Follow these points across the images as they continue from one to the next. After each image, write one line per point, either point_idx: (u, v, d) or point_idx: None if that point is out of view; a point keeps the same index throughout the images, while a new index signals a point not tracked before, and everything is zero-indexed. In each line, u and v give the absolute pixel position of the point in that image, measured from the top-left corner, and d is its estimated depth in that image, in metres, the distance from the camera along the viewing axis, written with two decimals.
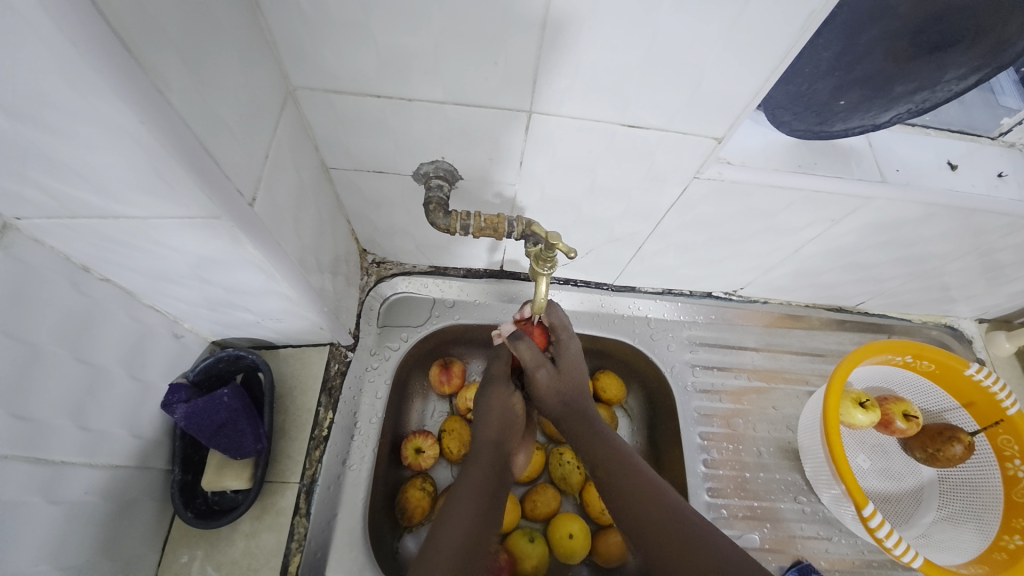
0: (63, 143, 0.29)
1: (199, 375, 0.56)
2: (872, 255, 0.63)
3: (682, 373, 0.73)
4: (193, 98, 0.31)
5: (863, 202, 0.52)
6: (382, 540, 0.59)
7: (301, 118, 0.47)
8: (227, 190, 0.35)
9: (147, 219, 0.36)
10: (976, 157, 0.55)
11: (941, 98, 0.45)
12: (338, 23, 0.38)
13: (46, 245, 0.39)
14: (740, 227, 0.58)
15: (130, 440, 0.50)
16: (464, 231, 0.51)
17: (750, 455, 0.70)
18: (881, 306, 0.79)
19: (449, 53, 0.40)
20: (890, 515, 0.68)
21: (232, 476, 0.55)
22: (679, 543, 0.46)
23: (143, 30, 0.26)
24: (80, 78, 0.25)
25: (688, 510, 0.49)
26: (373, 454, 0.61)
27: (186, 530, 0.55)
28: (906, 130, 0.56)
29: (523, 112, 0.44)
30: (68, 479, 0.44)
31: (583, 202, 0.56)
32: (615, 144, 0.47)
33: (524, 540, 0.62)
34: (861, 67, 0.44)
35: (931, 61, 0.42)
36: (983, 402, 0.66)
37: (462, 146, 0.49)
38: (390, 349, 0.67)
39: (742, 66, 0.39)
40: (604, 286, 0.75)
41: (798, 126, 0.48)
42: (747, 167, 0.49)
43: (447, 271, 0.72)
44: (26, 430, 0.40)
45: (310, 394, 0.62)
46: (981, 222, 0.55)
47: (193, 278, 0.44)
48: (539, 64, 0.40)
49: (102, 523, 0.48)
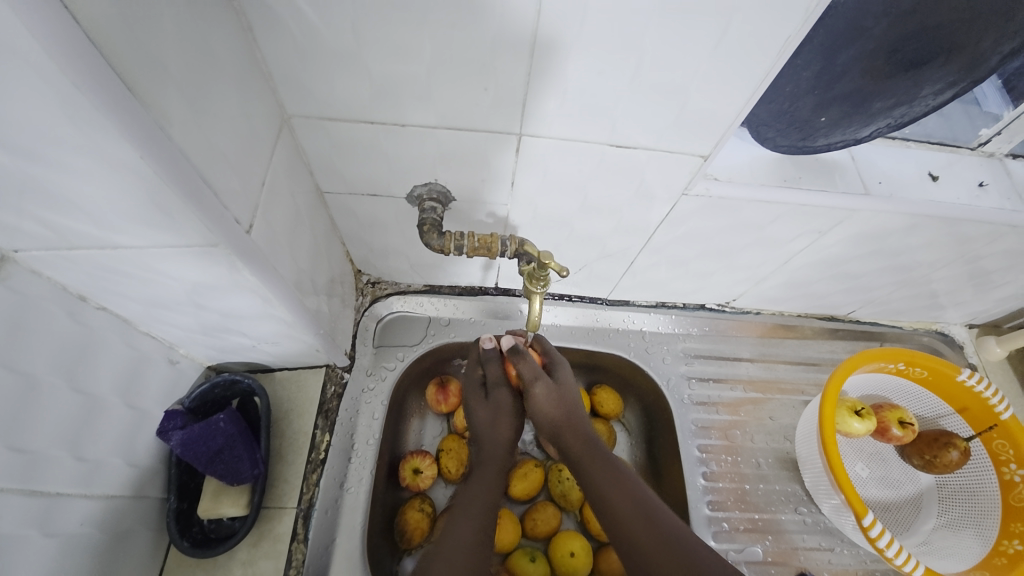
0: (63, 178, 0.29)
1: (195, 402, 0.56)
2: (860, 264, 0.64)
3: (678, 386, 0.73)
4: (193, 132, 0.32)
5: (848, 214, 0.53)
6: (381, 564, 0.59)
7: (296, 145, 0.47)
8: (225, 219, 0.35)
9: (145, 249, 0.36)
10: (955, 168, 0.57)
11: (918, 112, 0.46)
12: (331, 52, 0.39)
13: (43, 276, 0.39)
14: (730, 241, 0.59)
15: (125, 469, 0.50)
16: (459, 251, 0.52)
17: (749, 466, 0.70)
18: (872, 314, 0.80)
19: (441, 81, 0.41)
20: (891, 523, 0.68)
21: (229, 502, 0.54)
22: (670, 558, 0.47)
23: (145, 68, 0.27)
24: (80, 114, 0.26)
25: (689, 534, 0.49)
26: (371, 476, 0.60)
27: (182, 559, 0.55)
28: (887, 143, 0.57)
29: (513, 135, 0.45)
30: (63, 512, 0.43)
31: (575, 219, 0.56)
32: (605, 164, 0.48)
33: (525, 560, 0.62)
34: (839, 86, 0.45)
35: (907, 78, 0.43)
36: (977, 408, 0.67)
37: (454, 167, 0.50)
38: (386, 369, 0.67)
39: (726, 88, 0.40)
40: (598, 301, 0.76)
41: (781, 142, 0.51)
42: (734, 183, 0.51)
43: (441, 290, 0.73)
44: (22, 463, 0.39)
45: (307, 417, 0.62)
46: (965, 230, 0.56)
47: (190, 304, 0.45)
48: (528, 89, 0.41)
49: (97, 556, 0.47)
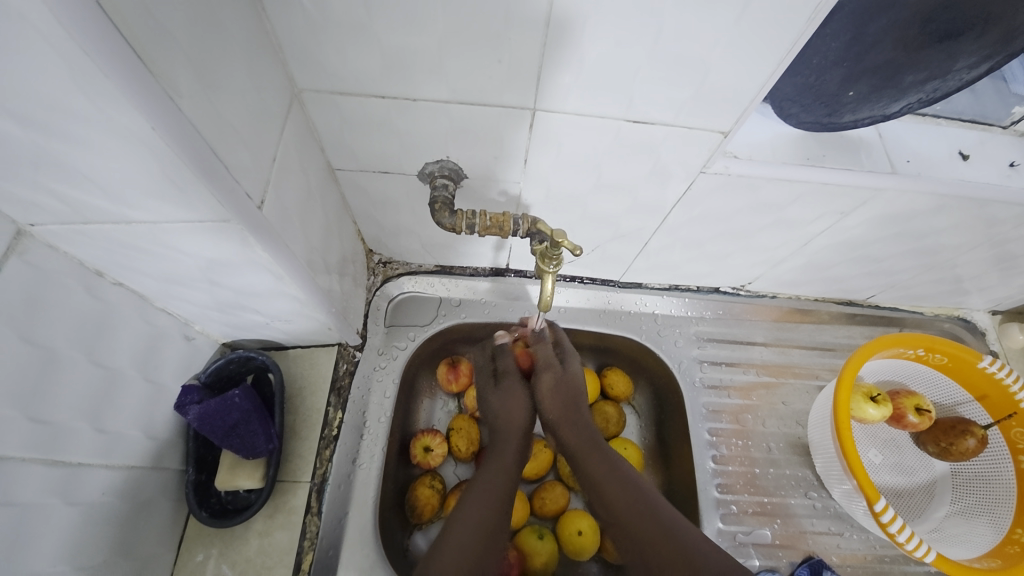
0: (76, 150, 0.29)
1: (210, 377, 0.57)
2: (883, 247, 0.62)
3: (690, 369, 0.73)
4: (203, 103, 0.31)
5: (873, 194, 0.51)
6: (393, 538, 0.60)
7: (306, 120, 0.47)
8: (237, 194, 0.35)
9: (159, 224, 0.36)
10: (987, 146, 0.54)
11: (952, 87, 0.44)
12: (341, 24, 0.38)
13: (59, 250, 0.39)
14: (747, 221, 0.58)
15: (144, 441, 0.51)
16: (470, 230, 0.51)
17: (760, 450, 0.69)
18: (891, 300, 0.78)
19: (452, 53, 0.40)
20: (902, 509, 0.68)
21: (245, 475, 0.55)
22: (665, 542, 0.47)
23: (152, 36, 0.27)
24: (91, 83, 0.25)
25: (690, 528, 0.49)
26: (383, 453, 0.61)
27: (201, 529, 0.56)
28: (916, 120, 0.55)
29: (527, 111, 0.44)
30: (83, 482, 0.45)
31: (588, 198, 0.55)
32: (619, 142, 0.47)
33: (534, 537, 0.62)
34: (870, 58, 0.43)
35: (941, 50, 0.41)
36: (997, 395, 0.65)
37: (467, 144, 0.49)
38: (398, 348, 0.67)
39: (747, 61, 0.39)
40: (610, 283, 0.75)
41: (806, 118, 0.49)
42: (754, 161, 0.49)
43: (453, 271, 0.73)
44: (45, 433, 0.40)
45: (320, 394, 0.63)
46: (994, 213, 0.54)
47: (204, 281, 0.45)
48: (543, 61, 0.40)
49: (118, 522, 0.48)
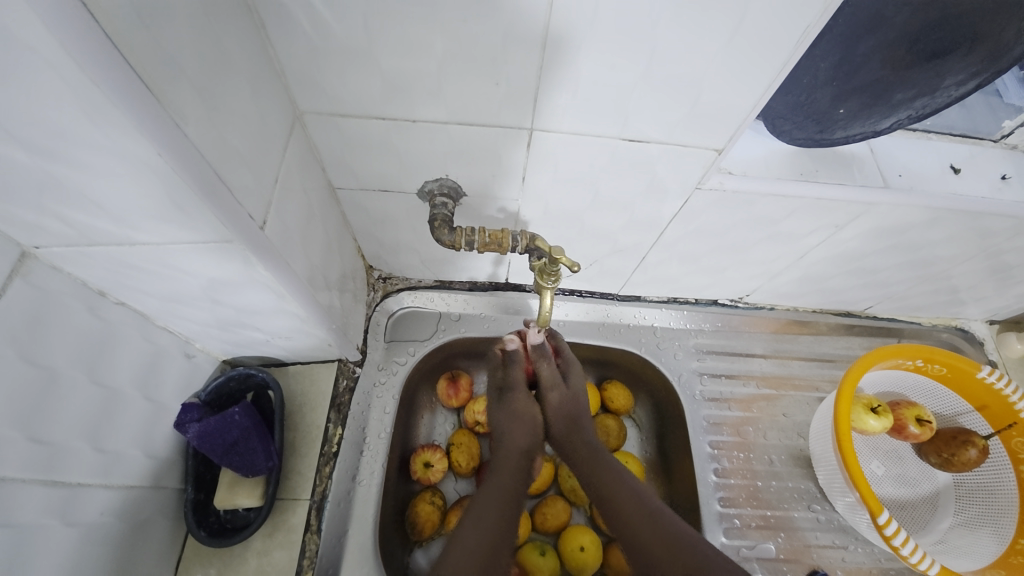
0: (81, 175, 0.30)
1: (210, 395, 0.57)
2: (878, 259, 0.63)
3: (690, 382, 0.73)
4: (206, 129, 0.32)
5: (866, 208, 0.52)
6: (393, 556, 0.59)
7: (308, 141, 0.48)
8: (240, 216, 0.36)
9: (162, 245, 0.37)
10: (978, 160, 0.55)
11: (941, 103, 0.45)
12: (342, 48, 0.39)
13: (63, 271, 0.39)
14: (743, 235, 0.58)
15: (143, 460, 0.51)
16: (469, 246, 0.52)
17: (761, 463, 0.69)
18: (889, 310, 0.78)
19: (450, 75, 0.40)
20: (906, 522, 0.67)
21: (244, 493, 0.55)
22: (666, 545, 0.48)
23: (158, 65, 0.28)
24: (98, 111, 0.26)
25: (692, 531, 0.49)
26: (383, 469, 0.61)
27: (199, 549, 0.56)
28: (907, 134, 0.56)
29: (524, 130, 0.45)
30: (84, 502, 0.44)
31: (587, 214, 0.56)
32: (616, 160, 0.48)
33: (536, 554, 0.62)
34: (859, 77, 0.44)
35: (929, 69, 0.42)
36: (997, 405, 0.65)
37: (466, 163, 0.50)
38: (398, 364, 0.68)
39: (741, 82, 0.40)
40: (609, 296, 0.75)
41: (799, 134, 0.49)
42: (748, 177, 0.50)
43: (452, 285, 0.73)
44: (45, 454, 0.40)
45: (320, 411, 0.63)
46: (987, 225, 0.55)
47: (206, 300, 0.45)
48: (539, 83, 0.41)
49: (116, 542, 0.48)
